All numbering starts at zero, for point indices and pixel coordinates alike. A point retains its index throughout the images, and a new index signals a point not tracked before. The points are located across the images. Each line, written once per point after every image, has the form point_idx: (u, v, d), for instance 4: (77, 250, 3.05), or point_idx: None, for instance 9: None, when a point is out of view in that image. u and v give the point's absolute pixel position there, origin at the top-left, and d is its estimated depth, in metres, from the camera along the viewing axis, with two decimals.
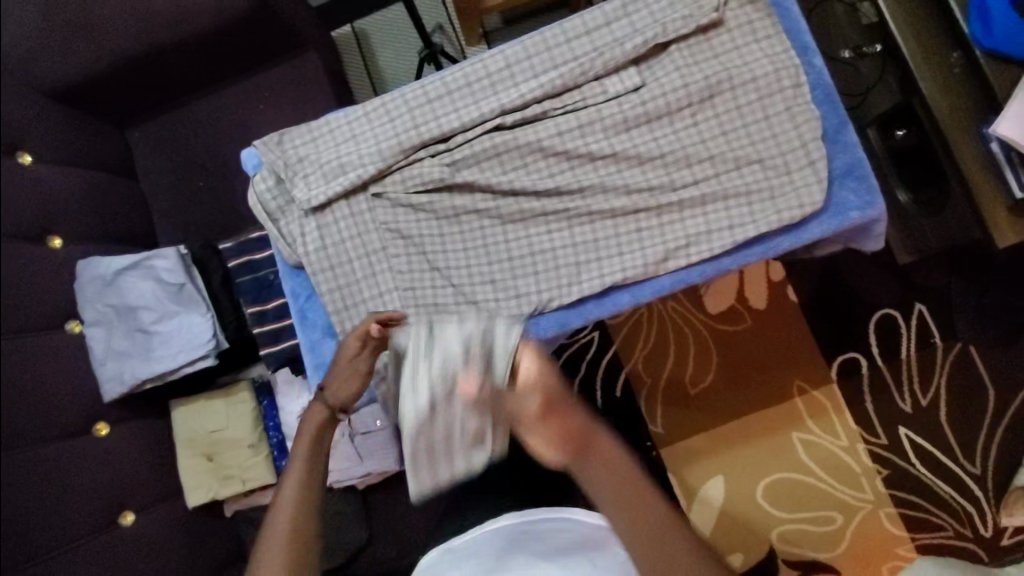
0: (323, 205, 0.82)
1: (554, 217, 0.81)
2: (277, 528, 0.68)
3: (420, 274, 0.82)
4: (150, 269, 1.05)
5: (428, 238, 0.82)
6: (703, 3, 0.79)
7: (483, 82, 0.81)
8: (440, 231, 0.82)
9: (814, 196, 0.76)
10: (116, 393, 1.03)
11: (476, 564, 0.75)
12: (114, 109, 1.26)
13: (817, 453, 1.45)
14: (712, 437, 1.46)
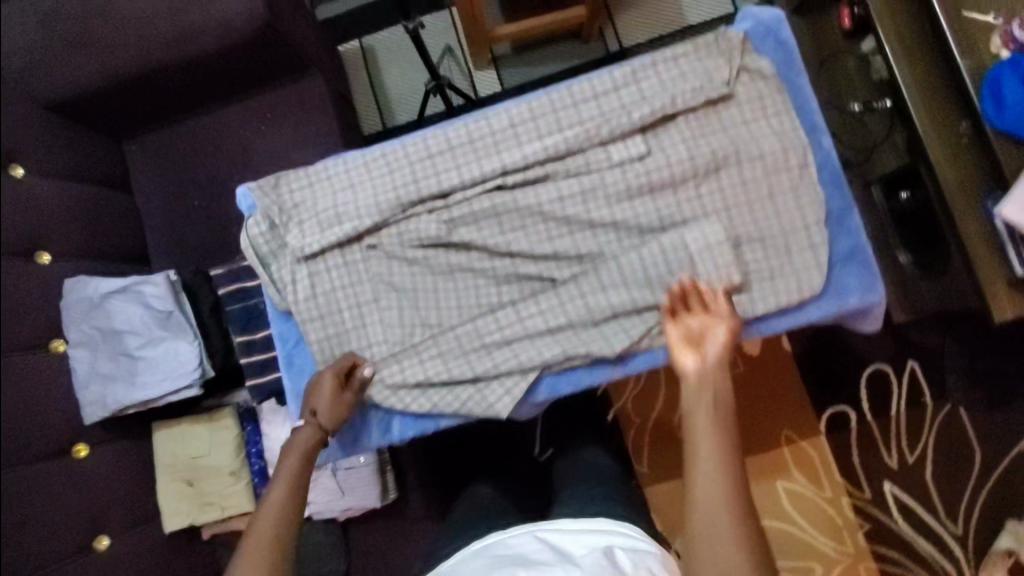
0: (316, 254, 0.81)
1: (550, 281, 0.80)
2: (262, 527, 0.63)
3: (410, 330, 0.81)
4: (140, 294, 1.03)
5: (421, 293, 0.81)
6: (714, 76, 0.78)
7: (486, 141, 0.81)
8: (434, 286, 0.81)
9: (813, 279, 0.75)
10: (97, 416, 1.01)
11: None
12: (115, 121, 1.25)
13: (800, 503, 1.44)
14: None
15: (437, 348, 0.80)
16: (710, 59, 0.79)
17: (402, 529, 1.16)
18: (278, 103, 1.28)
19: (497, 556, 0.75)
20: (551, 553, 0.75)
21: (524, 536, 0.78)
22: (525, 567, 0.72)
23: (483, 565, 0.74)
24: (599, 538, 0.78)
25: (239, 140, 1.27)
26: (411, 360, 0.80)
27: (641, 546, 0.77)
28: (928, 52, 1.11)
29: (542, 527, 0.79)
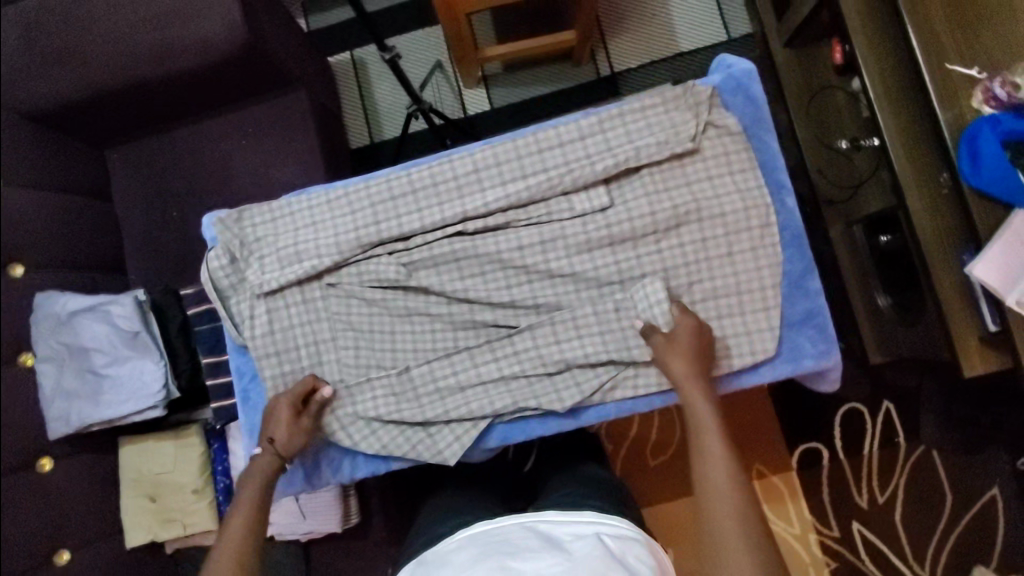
0: (274, 290, 0.81)
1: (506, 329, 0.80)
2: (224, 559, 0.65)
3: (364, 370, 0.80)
4: (107, 313, 1.04)
5: (377, 334, 0.81)
6: (680, 129, 0.77)
7: (449, 185, 0.80)
8: (390, 328, 0.81)
9: (767, 342, 0.75)
10: (60, 432, 1.02)
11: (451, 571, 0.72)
12: (95, 131, 1.25)
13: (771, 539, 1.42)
14: (672, 514, 1.40)
15: (389, 390, 0.79)
16: (678, 112, 0.78)
17: (364, 551, 1.17)
18: (259, 118, 1.27)
19: (485, 545, 0.75)
20: (539, 541, 0.75)
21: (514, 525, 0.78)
22: (513, 559, 0.72)
23: (471, 556, 0.74)
24: (589, 527, 0.78)
25: (219, 154, 1.27)
26: (362, 400, 0.80)
27: (629, 535, 0.78)
28: (909, 101, 1.10)
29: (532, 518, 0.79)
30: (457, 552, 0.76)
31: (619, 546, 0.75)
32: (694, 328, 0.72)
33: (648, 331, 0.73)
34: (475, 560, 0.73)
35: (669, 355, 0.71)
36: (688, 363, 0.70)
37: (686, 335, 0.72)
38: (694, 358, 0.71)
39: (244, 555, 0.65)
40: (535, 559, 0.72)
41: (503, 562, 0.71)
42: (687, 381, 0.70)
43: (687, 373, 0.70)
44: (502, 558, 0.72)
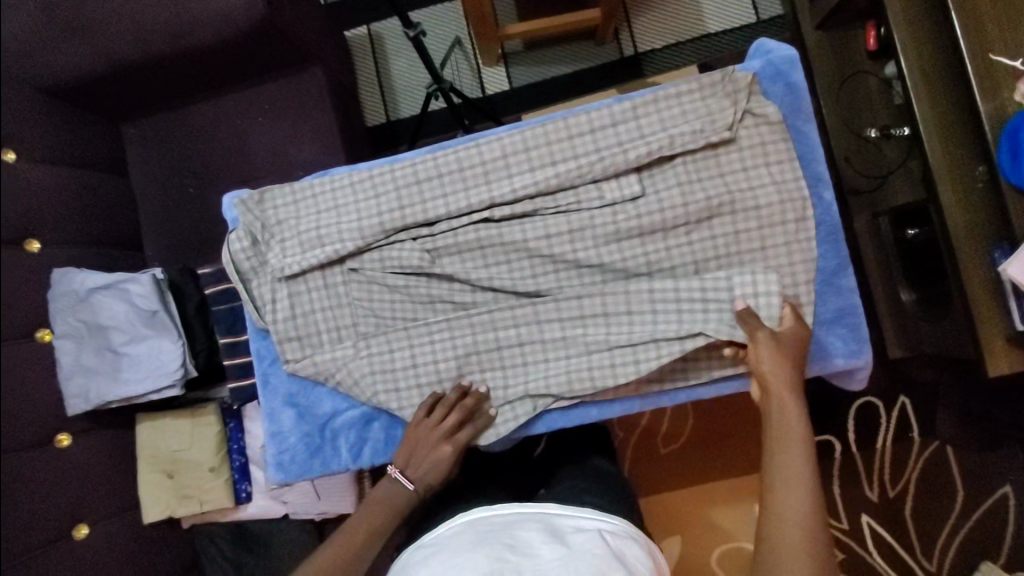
0: (295, 274, 0.80)
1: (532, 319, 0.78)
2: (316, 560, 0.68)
3: (384, 356, 0.79)
4: (124, 291, 1.03)
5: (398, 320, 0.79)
6: (716, 117, 0.74)
7: (476, 170, 0.78)
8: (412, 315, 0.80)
9: None
10: (80, 408, 1.02)
11: (446, 559, 0.69)
12: (109, 104, 1.23)
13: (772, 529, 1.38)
14: (681, 501, 1.40)
15: (411, 377, 0.79)
16: (714, 99, 0.75)
17: None
18: (276, 94, 1.25)
19: (483, 533, 0.72)
20: (540, 534, 0.73)
21: (516, 516, 0.76)
22: (512, 551, 0.69)
23: (470, 542, 0.71)
24: (589, 523, 0.76)
25: (235, 131, 1.25)
26: (383, 386, 0.79)
27: (626, 534, 0.77)
28: (946, 90, 1.06)
29: (538, 507, 0.77)
30: (456, 536, 0.73)
31: (618, 545, 0.74)
32: (793, 330, 0.70)
33: (748, 319, 0.70)
34: (476, 549, 0.70)
35: (763, 349, 0.69)
36: (782, 361, 0.68)
37: (790, 337, 0.70)
38: (787, 358, 0.69)
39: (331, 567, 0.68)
40: (534, 553, 0.70)
41: (502, 554, 0.68)
42: (775, 379, 0.68)
43: (778, 372, 0.68)
44: (502, 549, 0.69)
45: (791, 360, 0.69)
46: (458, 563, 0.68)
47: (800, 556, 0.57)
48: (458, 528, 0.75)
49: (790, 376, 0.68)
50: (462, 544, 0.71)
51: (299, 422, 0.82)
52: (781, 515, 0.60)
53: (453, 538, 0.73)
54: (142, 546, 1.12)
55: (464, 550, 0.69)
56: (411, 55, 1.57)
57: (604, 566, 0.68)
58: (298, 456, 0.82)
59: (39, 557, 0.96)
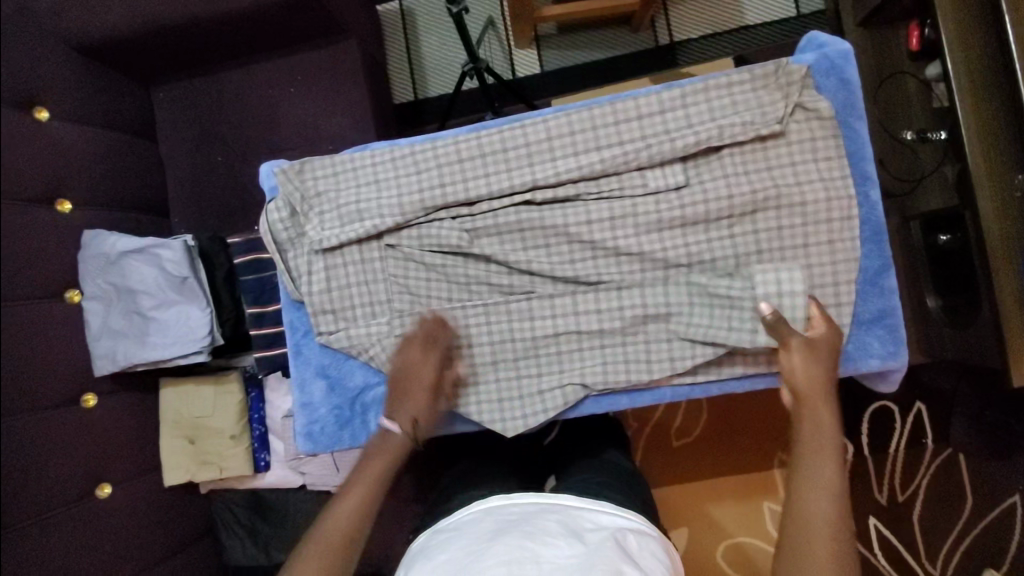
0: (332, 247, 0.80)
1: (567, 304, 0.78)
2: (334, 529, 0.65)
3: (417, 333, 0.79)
4: (155, 256, 1.04)
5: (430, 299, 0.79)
6: (767, 110, 0.73)
7: (520, 152, 0.77)
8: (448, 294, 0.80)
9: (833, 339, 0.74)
10: (107, 369, 1.04)
11: (464, 547, 0.69)
12: (141, 67, 1.22)
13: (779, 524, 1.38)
14: (690, 492, 1.41)
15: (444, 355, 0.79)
16: (766, 91, 0.74)
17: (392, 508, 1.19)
18: (308, 65, 1.24)
19: (502, 522, 0.72)
20: (560, 525, 0.72)
21: (533, 506, 0.76)
22: (531, 539, 0.68)
23: (487, 529, 0.71)
24: (608, 516, 0.76)
25: (267, 101, 1.25)
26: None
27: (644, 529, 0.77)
28: (991, 95, 1.05)
29: (552, 499, 0.77)
30: (474, 523, 0.74)
31: (636, 541, 0.73)
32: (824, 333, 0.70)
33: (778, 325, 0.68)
34: (493, 537, 0.69)
35: (794, 354, 0.68)
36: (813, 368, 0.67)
37: (821, 341, 0.69)
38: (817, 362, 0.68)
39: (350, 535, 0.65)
40: (552, 543, 0.68)
41: (521, 540, 0.68)
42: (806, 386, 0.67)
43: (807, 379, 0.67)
44: (520, 536, 0.68)
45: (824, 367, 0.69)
46: (478, 549, 0.68)
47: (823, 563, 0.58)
48: (475, 516, 0.76)
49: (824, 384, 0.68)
50: (479, 532, 0.71)
51: (330, 395, 0.83)
52: (812, 529, 0.59)
53: (472, 525, 0.74)
54: (161, 508, 1.14)
55: (483, 536, 0.70)
56: (443, 33, 1.56)
57: (619, 561, 0.67)
58: (327, 428, 0.83)
59: (63, 513, 0.98)
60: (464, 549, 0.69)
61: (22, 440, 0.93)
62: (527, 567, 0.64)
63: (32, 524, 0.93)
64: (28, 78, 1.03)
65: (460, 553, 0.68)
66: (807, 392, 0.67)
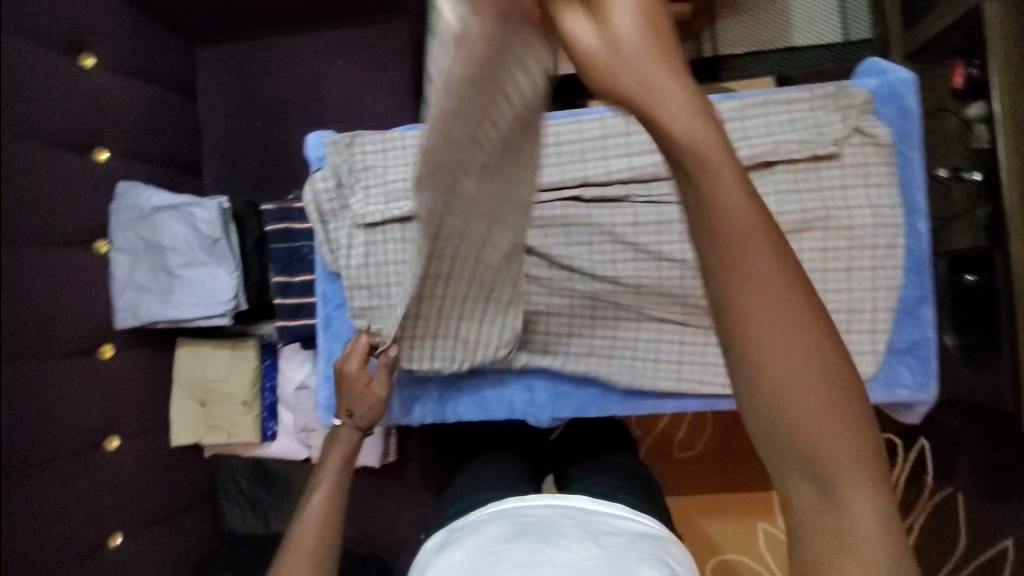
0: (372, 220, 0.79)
1: (602, 303, 0.78)
2: (304, 535, 0.67)
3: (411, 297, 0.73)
4: (188, 215, 1.03)
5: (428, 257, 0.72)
6: (825, 131, 0.73)
7: (573, 146, 0.78)
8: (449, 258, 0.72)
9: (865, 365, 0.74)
10: (127, 323, 1.04)
11: (480, 546, 0.69)
12: (188, 25, 1.22)
13: (770, 545, 1.38)
14: (689, 504, 1.42)
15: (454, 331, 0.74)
16: (824, 112, 0.74)
17: (394, 488, 1.20)
18: (354, 40, 1.24)
19: (519, 525, 0.72)
20: (576, 528, 0.72)
21: (550, 510, 0.76)
22: (547, 542, 0.68)
23: (502, 530, 0.72)
24: (624, 522, 0.76)
25: (310, 71, 1.25)
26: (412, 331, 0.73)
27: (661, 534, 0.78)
28: None
29: (569, 504, 0.77)
30: (492, 524, 0.74)
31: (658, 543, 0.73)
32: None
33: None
34: (509, 539, 0.70)
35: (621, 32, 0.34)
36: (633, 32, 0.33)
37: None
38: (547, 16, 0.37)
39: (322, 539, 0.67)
40: (567, 545, 0.68)
41: (537, 543, 0.67)
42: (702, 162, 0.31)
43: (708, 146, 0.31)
44: (538, 539, 0.68)
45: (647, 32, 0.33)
46: (493, 553, 0.68)
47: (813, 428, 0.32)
48: (493, 517, 0.77)
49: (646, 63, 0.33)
50: (495, 533, 0.72)
51: None
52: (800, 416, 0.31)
53: (488, 525, 0.75)
54: (165, 466, 1.14)
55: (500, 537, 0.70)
56: None
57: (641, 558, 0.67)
58: None
59: (73, 461, 0.98)
60: (479, 548, 0.70)
61: (41, 383, 0.93)
62: (543, 569, 0.63)
63: (42, 467, 0.93)
64: (78, 23, 1.03)
65: (476, 553, 0.68)
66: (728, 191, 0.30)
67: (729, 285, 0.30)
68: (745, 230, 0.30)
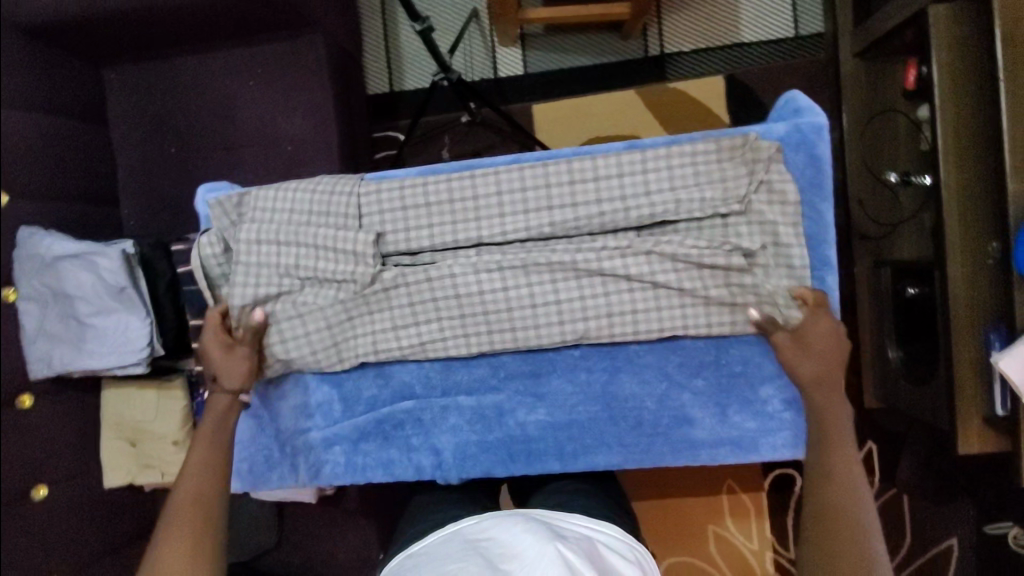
0: (245, 273, 0.79)
1: (503, 348, 0.79)
2: (181, 495, 0.69)
3: (292, 310, 0.79)
4: (92, 263, 0.99)
5: (303, 275, 0.79)
6: (730, 187, 0.73)
7: (467, 204, 0.77)
8: (317, 275, 0.78)
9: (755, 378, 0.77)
10: (42, 374, 1.00)
11: (432, 565, 0.66)
12: (90, 48, 1.15)
13: (721, 552, 1.23)
14: (652, 509, 1.25)
15: (330, 343, 0.79)
16: (731, 164, 0.74)
17: (337, 518, 1.16)
18: (271, 58, 1.17)
19: (472, 541, 0.68)
20: (537, 526, 0.68)
21: (510, 515, 0.70)
22: (503, 560, 0.64)
23: (457, 556, 0.66)
24: (583, 528, 0.72)
25: (225, 93, 1.19)
26: (290, 348, 0.79)
27: (621, 546, 0.72)
28: (976, 164, 0.99)
29: (530, 511, 0.72)
30: (441, 548, 0.68)
31: (601, 551, 0.69)
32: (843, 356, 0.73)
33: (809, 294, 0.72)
34: (464, 555, 0.66)
35: (812, 322, 0.71)
36: (824, 329, 0.71)
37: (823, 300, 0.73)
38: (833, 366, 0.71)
39: (201, 497, 0.70)
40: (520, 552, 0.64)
41: (492, 563, 0.63)
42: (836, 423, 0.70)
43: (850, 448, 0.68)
44: (490, 558, 0.64)
45: (829, 347, 0.72)
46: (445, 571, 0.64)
47: (848, 493, 0.64)
48: (445, 535, 0.72)
49: (832, 358, 0.71)
50: (452, 547, 0.68)
51: (259, 433, 0.85)
52: (834, 477, 0.65)
53: (443, 545, 0.69)
54: (99, 509, 1.12)
55: (449, 564, 0.65)
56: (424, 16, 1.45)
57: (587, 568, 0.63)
58: (256, 464, 0.86)
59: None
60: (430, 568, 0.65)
61: None
62: None
63: None
64: None
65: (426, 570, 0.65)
66: (831, 404, 0.70)
67: (823, 479, 0.66)
68: (839, 436, 0.68)
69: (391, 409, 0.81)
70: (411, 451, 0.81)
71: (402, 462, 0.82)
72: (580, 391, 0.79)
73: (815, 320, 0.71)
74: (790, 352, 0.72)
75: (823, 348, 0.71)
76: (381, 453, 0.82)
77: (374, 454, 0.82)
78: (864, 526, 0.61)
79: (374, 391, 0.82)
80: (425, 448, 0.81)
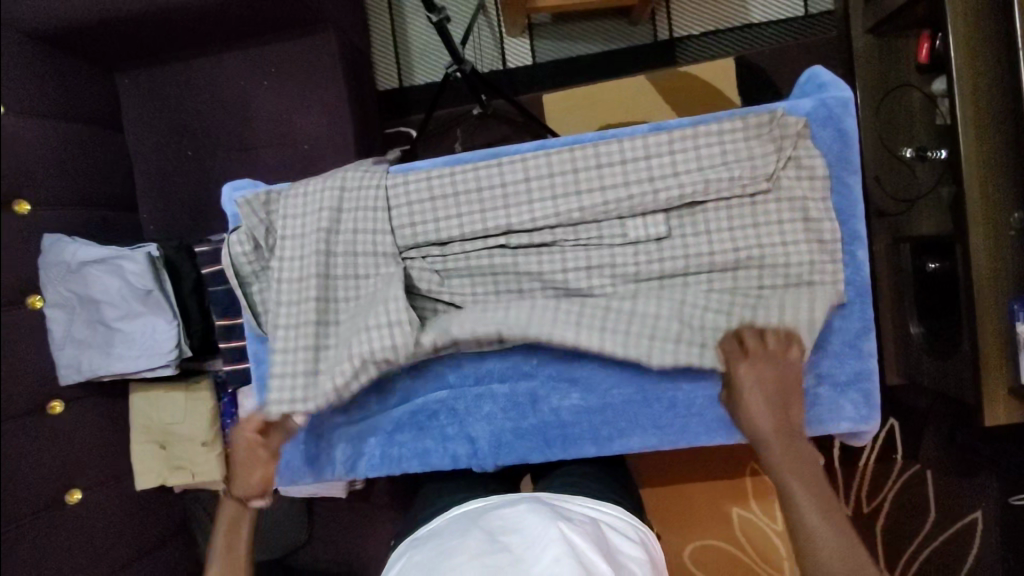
0: (278, 271, 0.80)
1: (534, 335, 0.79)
2: None
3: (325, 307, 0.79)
4: (118, 267, 1.00)
5: (335, 271, 0.79)
6: (759, 165, 0.73)
7: (495, 192, 0.77)
8: (349, 271, 0.79)
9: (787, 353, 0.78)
10: (72, 379, 1.01)
11: (435, 544, 0.66)
12: (104, 54, 1.15)
13: (751, 533, 1.23)
14: (676, 493, 1.26)
15: None
16: (758, 142, 0.74)
17: (367, 511, 1.17)
18: (283, 56, 1.17)
19: (475, 519, 0.69)
20: (538, 505, 0.69)
21: (512, 499, 0.72)
22: (505, 533, 0.65)
23: (459, 532, 0.67)
24: (588, 510, 0.73)
25: (239, 93, 1.19)
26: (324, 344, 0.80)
27: (623, 527, 0.73)
28: (997, 136, 0.98)
29: (533, 493, 0.73)
30: (447, 529, 0.69)
31: (603, 529, 0.70)
32: (795, 371, 0.72)
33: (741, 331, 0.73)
34: (465, 533, 0.66)
35: (741, 367, 0.72)
36: (751, 369, 0.72)
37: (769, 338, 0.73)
38: (779, 403, 0.71)
39: None
40: (523, 526, 0.65)
41: (494, 535, 0.64)
42: (770, 413, 0.71)
43: (789, 440, 0.70)
44: (492, 532, 0.65)
45: (771, 385, 0.72)
46: (448, 547, 0.65)
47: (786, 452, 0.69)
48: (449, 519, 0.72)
49: (769, 390, 0.71)
50: (455, 526, 0.69)
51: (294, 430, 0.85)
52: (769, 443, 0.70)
53: (445, 527, 0.70)
54: (132, 511, 1.12)
55: (454, 539, 0.65)
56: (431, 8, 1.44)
57: (589, 544, 0.64)
58: (292, 463, 0.86)
59: (32, 522, 0.96)
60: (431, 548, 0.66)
61: None
62: (499, 557, 0.61)
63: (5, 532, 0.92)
64: None
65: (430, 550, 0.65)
66: (768, 405, 0.71)
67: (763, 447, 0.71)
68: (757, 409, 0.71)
69: (425, 400, 0.82)
70: (446, 441, 0.82)
71: (438, 452, 0.83)
72: (613, 374, 0.79)
73: (745, 365, 0.72)
74: (733, 401, 0.74)
75: (756, 378, 0.72)
76: (416, 446, 0.83)
77: (410, 447, 0.83)
78: (807, 473, 0.68)
79: (407, 383, 0.82)
80: (460, 438, 0.82)
